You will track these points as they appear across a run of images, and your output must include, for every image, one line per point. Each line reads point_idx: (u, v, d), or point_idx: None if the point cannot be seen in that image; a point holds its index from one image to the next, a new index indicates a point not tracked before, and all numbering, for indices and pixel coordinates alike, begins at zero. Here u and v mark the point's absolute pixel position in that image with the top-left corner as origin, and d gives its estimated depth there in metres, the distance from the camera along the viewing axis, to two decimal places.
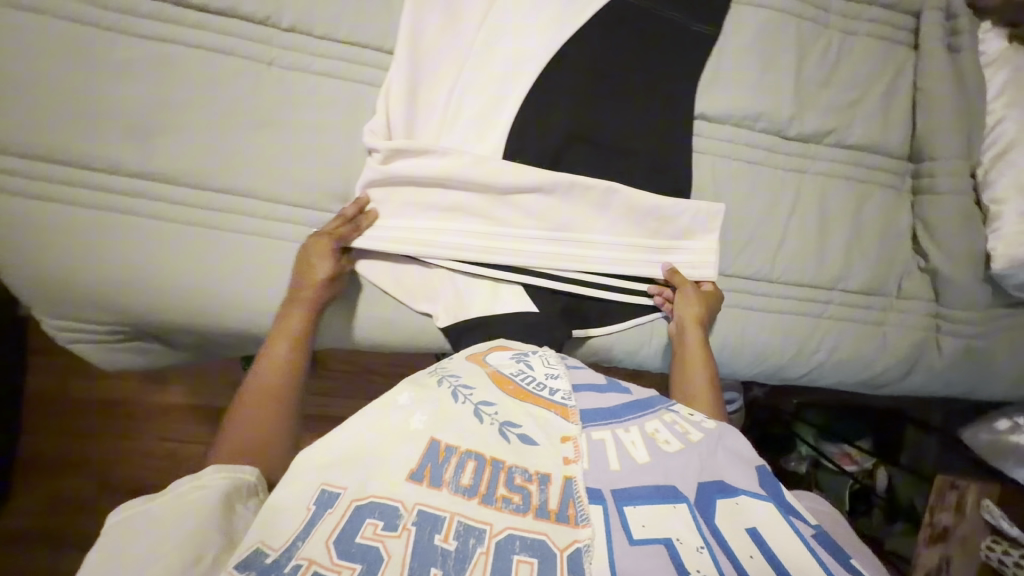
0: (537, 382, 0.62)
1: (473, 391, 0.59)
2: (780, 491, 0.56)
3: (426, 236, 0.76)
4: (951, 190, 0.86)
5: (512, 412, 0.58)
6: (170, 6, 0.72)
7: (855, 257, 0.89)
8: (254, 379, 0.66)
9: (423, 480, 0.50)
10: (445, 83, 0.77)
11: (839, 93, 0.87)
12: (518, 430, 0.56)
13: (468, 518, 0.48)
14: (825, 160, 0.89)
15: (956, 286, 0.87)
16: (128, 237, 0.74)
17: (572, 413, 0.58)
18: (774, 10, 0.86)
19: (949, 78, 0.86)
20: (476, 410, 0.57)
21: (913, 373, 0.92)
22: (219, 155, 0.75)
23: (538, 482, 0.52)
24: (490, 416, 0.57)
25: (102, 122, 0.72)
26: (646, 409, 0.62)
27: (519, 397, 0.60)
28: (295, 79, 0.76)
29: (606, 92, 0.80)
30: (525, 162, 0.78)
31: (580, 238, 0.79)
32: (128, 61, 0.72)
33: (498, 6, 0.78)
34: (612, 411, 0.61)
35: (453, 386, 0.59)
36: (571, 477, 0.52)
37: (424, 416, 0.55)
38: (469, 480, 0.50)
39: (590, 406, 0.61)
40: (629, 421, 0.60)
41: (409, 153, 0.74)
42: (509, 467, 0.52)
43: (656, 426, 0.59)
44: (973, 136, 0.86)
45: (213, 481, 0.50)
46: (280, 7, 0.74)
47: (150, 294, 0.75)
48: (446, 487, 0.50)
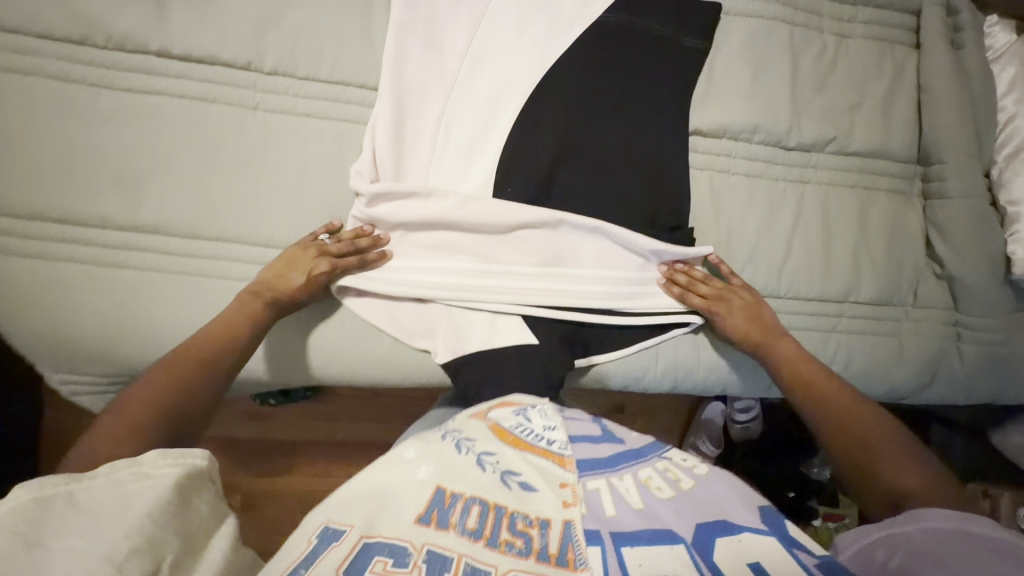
0: (535, 430, 0.60)
1: (476, 442, 0.56)
2: (784, 524, 0.54)
3: (418, 274, 0.76)
4: (963, 194, 0.83)
5: (512, 459, 0.56)
6: (153, 57, 0.73)
7: (864, 266, 0.86)
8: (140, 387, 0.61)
9: (431, 523, 0.49)
10: (429, 116, 0.76)
11: (839, 98, 0.84)
12: (519, 478, 0.54)
13: (475, 560, 0.47)
14: (828, 169, 0.86)
15: (975, 292, 0.83)
16: (125, 287, 0.74)
17: (568, 462, 0.56)
18: (764, 17, 0.83)
19: (955, 76, 0.82)
20: (479, 459, 0.55)
21: (933, 383, 0.88)
22: (210, 201, 0.74)
23: (538, 527, 0.51)
24: (492, 465, 0.55)
25: (93, 176, 0.72)
26: (640, 457, 0.58)
27: (519, 446, 0.57)
28: (281, 121, 0.76)
29: (596, 113, 0.79)
30: (514, 195, 0.76)
31: (574, 266, 0.78)
32: (116, 115, 0.72)
33: (480, 36, 0.77)
34: (606, 460, 0.58)
35: (456, 438, 0.57)
36: (570, 520, 0.51)
37: (429, 467, 0.53)
38: (474, 523, 0.49)
39: (587, 456, 0.58)
40: (623, 467, 0.57)
41: (397, 196, 0.73)
42: (511, 513, 0.51)
43: (649, 472, 0.57)
44: (984, 136, 0.83)
45: (161, 471, 0.46)
46: (261, 52, 0.74)
47: (146, 343, 0.75)
48: (453, 530, 0.49)
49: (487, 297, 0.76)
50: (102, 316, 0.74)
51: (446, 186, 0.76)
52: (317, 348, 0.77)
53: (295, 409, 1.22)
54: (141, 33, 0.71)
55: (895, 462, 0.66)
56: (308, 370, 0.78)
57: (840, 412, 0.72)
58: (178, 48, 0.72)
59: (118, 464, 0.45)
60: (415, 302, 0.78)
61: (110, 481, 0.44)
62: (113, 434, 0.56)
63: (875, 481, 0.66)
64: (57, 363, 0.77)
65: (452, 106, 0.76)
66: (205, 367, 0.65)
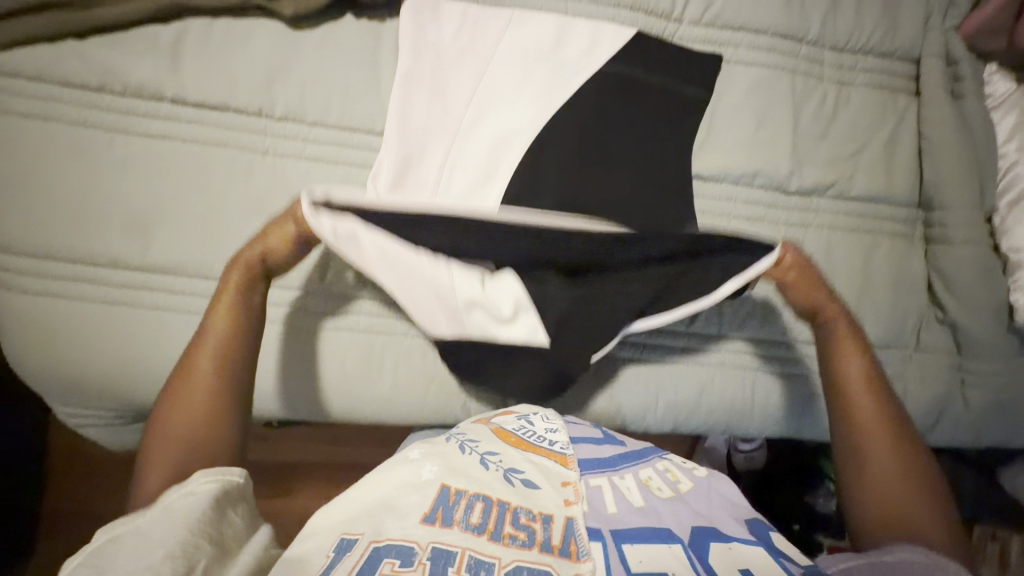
0: (538, 434, 0.66)
1: (479, 443, 0.63)
2: (770, 536, 0.60)
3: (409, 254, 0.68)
4: (963, 241, 0.83)
5: (514, 458, 0.62)
6: (168, 103, 0.75)
7: (867, 309, 0.85)
8: (161, 426, 0.61)
9: (436, 521, 0.53)
10: (433, 162, 0.77)
11: (839, 144, 0.85)
12: (521, 476, 0.60)
13: (479, 553, 0.51)
14: (830, 213, 0.86)
15: (980, 341, 0.83)
16: (134, 326, 0.76)
17: (570, 460, 0.62)
18: (765, 66, 0.84)
19: (955, 125, 0.83)
20: (483, 458, 0.61)
21: (937, 427, 0.87)
22: (220, 241, 0.76)
23: (542, 521, 0.55)
24: (496, 464, 0.61)
25: (108, 218, 0.74)
26: (640, 459, 0.68)
27: (521, 447, 0.64)
28: (290, 166, 0.78)
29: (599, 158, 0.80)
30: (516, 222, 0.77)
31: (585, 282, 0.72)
32: (129, 159, 0.74)
33: (484, 85, 0.79)
34: (607, 461, 0.66)
35: (460, 440, 0.64)
36: (573, 515, 0.56)
37: (434, 467, 0.59)
38: (478, 518, 0.54)
39: (588, 456, 0.66)
40: (624, 469, 0.65)
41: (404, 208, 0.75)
42: (514, 507, 0.56)
43: (649, 474, 0.65)
44: (985, 183, 0.84)
45: (198, 488, 0.53)
46: (272, 99, 0.76)
47: (154, 379, 0.77)
48: (457, 526, 0.53)
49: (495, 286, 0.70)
50: (114, 352, 0.76)
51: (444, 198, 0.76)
52: (319, 386, 0.78)
53: (299, 433, 1.22)
54: (159, 81, 0.74)
55: (910, 500, 0.66)
56: (313, 406, 0.79)
57: (876, 432, 0.69)
58: (193, 95, 0.74)
59: (167, 493, 0.52)
60: (421, 256, 0.69)
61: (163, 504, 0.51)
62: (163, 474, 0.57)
63: (880, 511, 0.66)
64: (67, 397, 0.78)
65: (454, 155, 0.78)
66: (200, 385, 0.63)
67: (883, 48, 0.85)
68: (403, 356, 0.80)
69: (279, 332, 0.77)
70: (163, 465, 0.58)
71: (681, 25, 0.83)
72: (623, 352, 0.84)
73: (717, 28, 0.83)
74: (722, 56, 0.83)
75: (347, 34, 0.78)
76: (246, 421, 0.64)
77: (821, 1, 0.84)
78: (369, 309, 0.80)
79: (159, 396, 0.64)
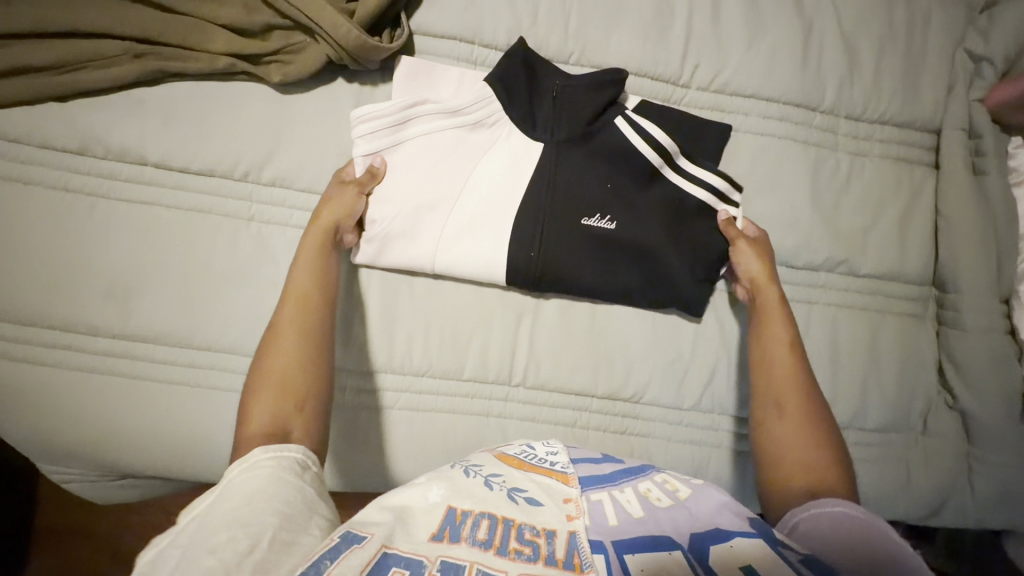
0: (539, 455, 0.59)
1: (483, 466, 0.55)
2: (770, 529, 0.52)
3: (414, 198, 0.74)
4: (978, 327, 0.79)
5: (517, 478, 0.55)
6: (152, 168, 0.72)
7: (871, 391, 0.81)
8: (269, 361, 0.63)
9: (444, 539, 0.47)
10: (418, 229, 0.74)
11: (852, 218, 0.81)
12: (525, 494, 0.53)
13: (487, 566, 0.45)
14: (837, 289, 0.82)
15: (991, 431, 0.79)
16: (113, 395, 0.74)
17: (571, 479, 0.56)
18: (776, 136, 0.80)
19: (974, 203, 0.79)
20: (487, 480, 0.54)
21: (942, 514, 0.83)
22: (204, 311, 0.74)
23: (545, 535, 0.50)
24: (499, 484, 0.54)
25: (89, 285, 0.72)
26: (638, 471, 0.59)
27: (524, 468, 0.56)
28: (273, 234, 0.75)
29: (608, 216, 0.77)
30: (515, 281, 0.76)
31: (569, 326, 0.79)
32: (108, 224, 0.72)
33: (472, 150, 0.76)
34: (609, 475, 0.58)
35: (465, 464, 0.56)
36: (575, 530, 0.50)
37: (440, 490, 0.52)
38: (484, 534, 0.48)
39: (592, 472, 0.58)
40: (622, 481, 0.57)
41: (401, 242, 0.74)
42: (520, 523, 0.50)
43: (648, 485, 0.56)
44: (1005, 265, 0.79)
45: (260, 462, 0.53)
46: (259, 165, 0.73)
47: (135, 447, 0.75)
48: (464, 542, 0.47)
49: (486, 193, 0.76)
50: (94, 420, 0.74)
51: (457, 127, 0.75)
52: None
53: None
54: (143, 146, 0.71)
55: (824, 471, 0.62)
56: None
57: (793, 399, 0.68)
58: (177, 160, 0.72)
59: (231, 468, 0.53)
60: (403, 156, 0.74)
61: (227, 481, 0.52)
62: (261, 437, 0.57)
63: (796, 485, 0.62)
64: (49, 460, 0.77)
65: (446, 234, 0.75)
66: (293, 323, 0.65)
67: (902, 118, 0.81)
68: (387, 431, 0.77)
69: None
70: (259, 430, 0.58)
71: (688, 91, 0.79)
72: (612, 429, 0.81)
73: (725, 95, 0.79)
74: (730, 125, 0.79)
75: (338, 98, 0.75)
76: (326, 374, 0.65)
77: (838, 69, 0.80)
78: (353, 382, 0.76)
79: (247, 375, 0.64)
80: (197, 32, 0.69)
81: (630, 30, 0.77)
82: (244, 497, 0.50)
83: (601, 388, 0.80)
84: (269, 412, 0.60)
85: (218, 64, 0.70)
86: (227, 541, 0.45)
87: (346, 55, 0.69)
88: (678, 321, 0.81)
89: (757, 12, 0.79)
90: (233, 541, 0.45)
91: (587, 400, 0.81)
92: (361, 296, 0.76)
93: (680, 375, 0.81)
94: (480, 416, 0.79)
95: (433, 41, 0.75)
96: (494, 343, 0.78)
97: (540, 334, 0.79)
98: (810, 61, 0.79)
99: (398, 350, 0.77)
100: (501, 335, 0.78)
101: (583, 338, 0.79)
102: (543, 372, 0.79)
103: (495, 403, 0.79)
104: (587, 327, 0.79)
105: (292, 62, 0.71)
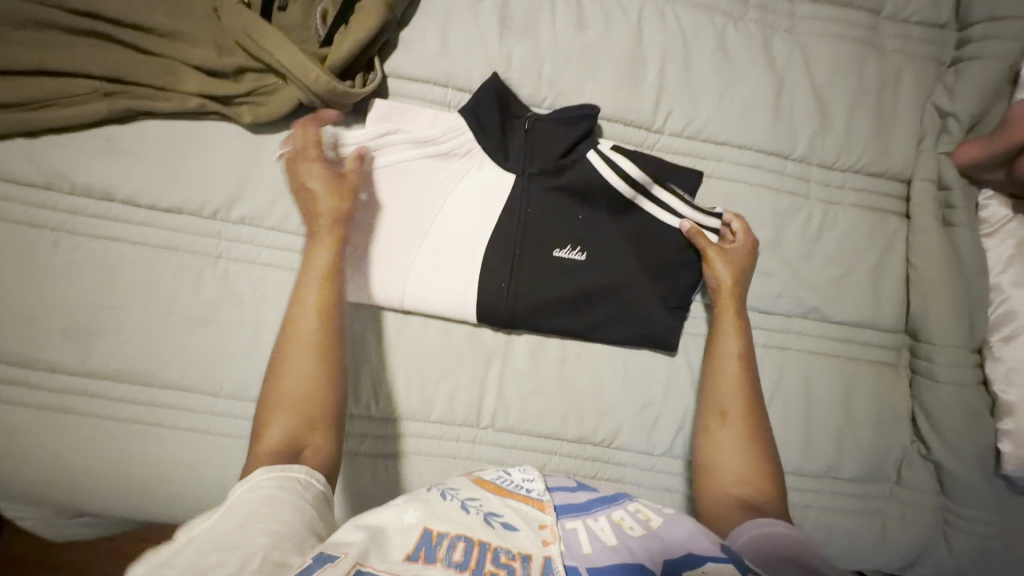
0: (514, 481, 0.56)
1: (460, 490, 0.52)
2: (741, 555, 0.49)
3: (388, 227, 0.74)
4: (951, 379, 0.79)
5: (494, 502, 0.52)
6: (119, 205, 0.72)
7: (845, 441, 0.80)
8: (278, 385, 0.60)
9: (419, 558, 0.43)
10: (390, 258, 0.74)
11: (824, 266, 0.81)
12: (501, 519, 0.50)
13: None
14: (810, 336, 0.81)
15: (966, 486, 0.78)
16: (60, 435, 0.70)
17: (548, 506, 0.53)
18: (749, 182, 0.81)
19: (943, 253, 0.80)
20: (463, 504, 0.50)
21: (919, 570, 0.80)
22: (162, 349, 0.72)
23: (521, 560, 0.45)
24: (476, 507, 0.50)
25: (48, 322, 0.70)
26: (612, 500, 0.56)
27: (501, 493, 0.53)
28: (239, 273, 0.73)
29: (580, 247, 0.77)
30: (487, 317, 0.75)
31: (542, 369, 0.78)
32: (72, 259, 0.71)
33: (441, 180, 0.76)
34: (586, 503, 0.55)
35: (442, 488, 0.52)
36: (550, 555, 0.47)
37: (418, 512, 0.48)
38: (460, 556, 0.44)
39: (568, 499, 0.55)
40: (597, 510, 0.53)
41: (370, 273, 0.73)
42: (495, 547, 0.46)
43: (621, 514, 0.53)
44: (976, 316, 0.79)
45: (264, 482, 0.50)
46: (230, 203, 0.73)
47: (80, 490, 0.71)
48: (440, 563, 0.43)
49: (456, 223, 0.76)
50: (40, 461, 0.70)
51: (425, 154, 0.75)
52: None
53: None
54: (111, 182, 0.71)
55: (759, 483, 0.64)
56: None
57: (738, 411, 0.69)
58: (147, 198, 0.72)
59: (232, 491, 0.49)
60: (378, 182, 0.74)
61: (227, 505, 0.48)
62: (271, 456, 0.55)
63: (729, 492, 0.65)
64: None
65: (418, 264, 0.74)
66: (303, 342, 0.62)
67: (872, 168, 0.82)
68: (348, 477, 0.74)
69: (219, 449, 0.72)
70: (271, 446, 0.56)
71: (661, 137, 0.80)
72: (583, 475, 0.78)
73: (698, 142, 0.80)
74: (703, 171, 0.79)
75: None
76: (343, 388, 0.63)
77: (809, 119, 0.81)
78: None
79: (260, 391, 0.62)
80: (168, 74, 0.70)
81: (604, 77, 0.78)
82: (236, 519, 0.46)
83: (572, 434, 0.78)
84: (284, 428, 0.57)
85: (188, 104, 0.71)
86: (216, 564, 0.41)
87: (317, 99, 0.70)
88: (650, 367, 0.79)
89: (730, 62, 0.80)
90: (222, 564, 0.41)
91: (556, 445, 0.78)
92: None
93: (651, 423, 0.79)
94: (447, 459, 0.76)
95: (408, 83, 0.76)
96: (462, 385, 0.76)
97: (509, 378, 0.77)
98: (781, 110, 0.81)
99: (363, 394, 0.74)
100: (469, 378, 0.76)
101: (552, 382, 0.78)
102: (512, 416, 0.77)
103: (463, 446, 0.77)
104: (557, 370, 0.78)
105: (263, 104, 0.72)
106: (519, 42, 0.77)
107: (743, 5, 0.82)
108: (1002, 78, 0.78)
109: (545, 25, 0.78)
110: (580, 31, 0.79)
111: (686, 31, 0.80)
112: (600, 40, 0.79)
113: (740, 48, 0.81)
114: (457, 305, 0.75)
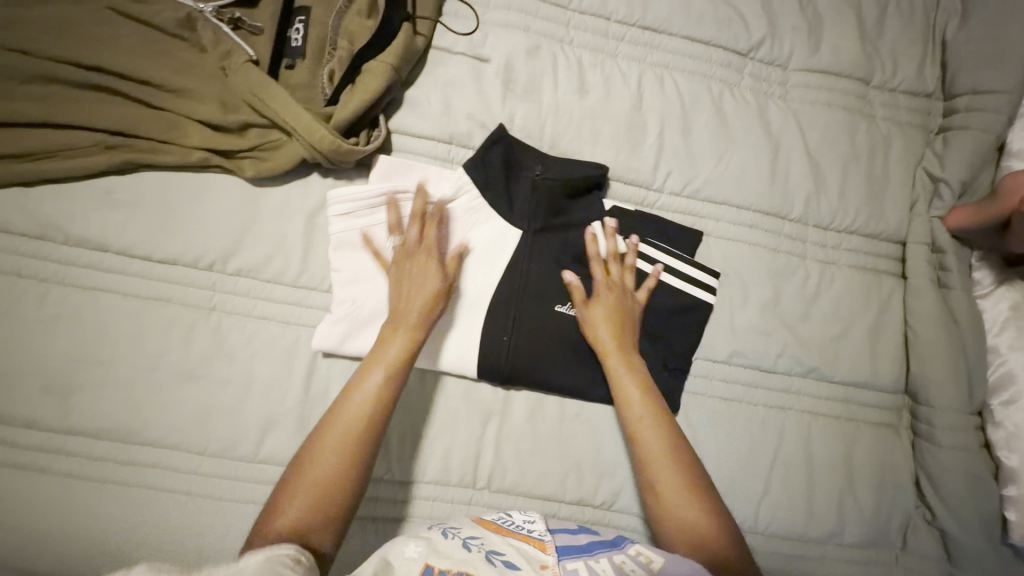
0: (515, 523, 0.57)
1: (461, 527, 0.54)
2: None
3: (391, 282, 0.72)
4: (953, 441, 0.78)
5: (495, 541, 0.52)
6: (112, 255, 0.70)
7: (849, 505, 0.78)
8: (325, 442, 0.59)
9: None
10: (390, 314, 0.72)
11: (822, 326, 0.81)
12: (503, 557, 0.50)
13: None
14: (812, 396, 0.80)
15: (975, 554, 0.75)
16: (25, 498, 0.66)
17: (547, 546, 0.53)
18: (748, 241, 0.81)
19: (941, 317, 0.80)
20: (464, 541, 0.52)
21: None
22: (147, 405, 0.69)
23: None
24: (477, 546, 0.51)
25: (28, 376, 0.68)
26: (612, 544, 0.55)
27: (501, 532, 0.54)
28: (234, 325, 0.72)
29: None
30: (485, 374, 0.74)
31: (541, 428, 0.75)
32: (58, 310, 0.69)
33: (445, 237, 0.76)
34: (587, 546, 0.54)
35: (444, 525, 0.54)
36: None
37: (418, 547, 0.50)
38: None
39: (569, 541, 0.54)
40: (598, 551, 0.53)
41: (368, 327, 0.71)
42: None
43: (622, 557, 0.52)
44: (977, 378, 0.79)
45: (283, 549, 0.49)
46: (227, 255, 0.72)
47: (38, 559, 0.65)
48: None
49: (460, 279, 0.75)
50: (0, 529, 0.65)
51: None
52: None
53: None
54: (106, 233, 0.70)
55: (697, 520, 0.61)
56: None
57: (664, 462, 0.65)
58: (142, 249, 0.70)
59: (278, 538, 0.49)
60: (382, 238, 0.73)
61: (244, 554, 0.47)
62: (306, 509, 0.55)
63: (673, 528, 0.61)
64: None
65: None
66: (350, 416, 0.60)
67: (866, 229, 0.84)
68: None
69: (198, 510, 0.68)
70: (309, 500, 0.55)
71: (661, 195, 0.81)
72: None
73: (697, 201, 0.81)
74: (702, 230, 0.80)
75: (312, 193, 0.75)
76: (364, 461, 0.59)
77: (804, 182, 0.83)
78: None
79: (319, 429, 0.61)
80: (173, 128, 0.71)
81: (605, 138, 0.80)
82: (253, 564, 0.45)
83: (570, 497, 0.75)
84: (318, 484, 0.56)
85: (191, 157, 0.71)
86: None
87: (321, 156, 0.71)
88: None
89: (726, 128, 0.83)
90: None
91: (554, 508, 0.75)
92: (317, 393, 0.72)
93: None
94: (440, 522, 0.72)
95: (412, 140, 0.77)
96: (456, 447, 0.73)
97: (507, 438, 0.74)
98: (777, 172, 0.83)
99: None
100: (464, 439, 0.73)
101: (550, 442, 0.75)
102: (509, 477, 0.74)
103: (457, 510, 0.72)
104: (555, 429, 0.76)
105: (265, 159, 0.72)
106: (522, 104, 0.79)
107: (739, 73, 0.85)
108: (986, 148, 0.82)
109: (549, 88, 0.80)
110: (582, 94, 0.81)
111: (684, 97, 0.83)
112: (601, 104, 0.81)
113: (736, 113, 0.83)
114: (457, 361, 0.73)
